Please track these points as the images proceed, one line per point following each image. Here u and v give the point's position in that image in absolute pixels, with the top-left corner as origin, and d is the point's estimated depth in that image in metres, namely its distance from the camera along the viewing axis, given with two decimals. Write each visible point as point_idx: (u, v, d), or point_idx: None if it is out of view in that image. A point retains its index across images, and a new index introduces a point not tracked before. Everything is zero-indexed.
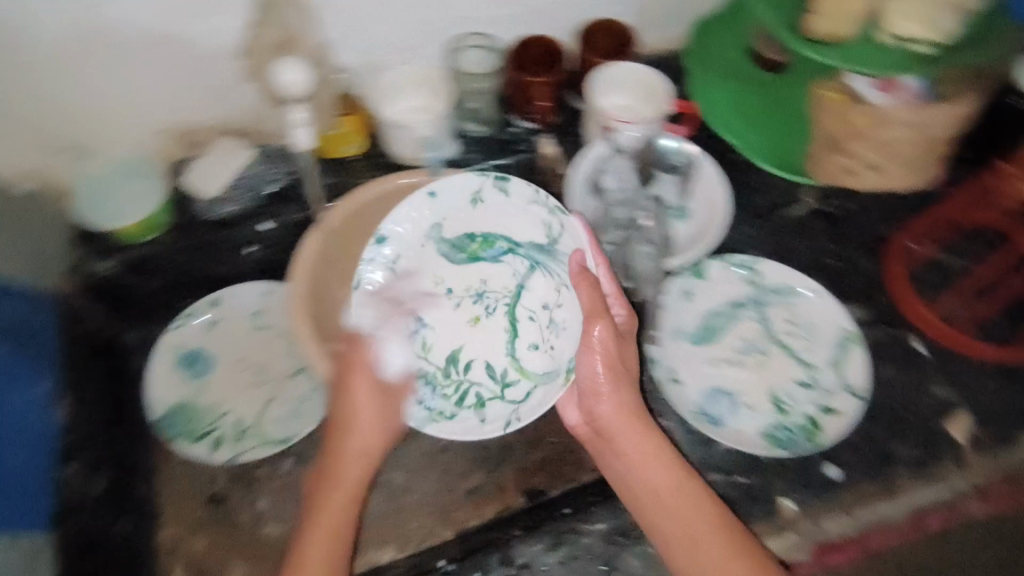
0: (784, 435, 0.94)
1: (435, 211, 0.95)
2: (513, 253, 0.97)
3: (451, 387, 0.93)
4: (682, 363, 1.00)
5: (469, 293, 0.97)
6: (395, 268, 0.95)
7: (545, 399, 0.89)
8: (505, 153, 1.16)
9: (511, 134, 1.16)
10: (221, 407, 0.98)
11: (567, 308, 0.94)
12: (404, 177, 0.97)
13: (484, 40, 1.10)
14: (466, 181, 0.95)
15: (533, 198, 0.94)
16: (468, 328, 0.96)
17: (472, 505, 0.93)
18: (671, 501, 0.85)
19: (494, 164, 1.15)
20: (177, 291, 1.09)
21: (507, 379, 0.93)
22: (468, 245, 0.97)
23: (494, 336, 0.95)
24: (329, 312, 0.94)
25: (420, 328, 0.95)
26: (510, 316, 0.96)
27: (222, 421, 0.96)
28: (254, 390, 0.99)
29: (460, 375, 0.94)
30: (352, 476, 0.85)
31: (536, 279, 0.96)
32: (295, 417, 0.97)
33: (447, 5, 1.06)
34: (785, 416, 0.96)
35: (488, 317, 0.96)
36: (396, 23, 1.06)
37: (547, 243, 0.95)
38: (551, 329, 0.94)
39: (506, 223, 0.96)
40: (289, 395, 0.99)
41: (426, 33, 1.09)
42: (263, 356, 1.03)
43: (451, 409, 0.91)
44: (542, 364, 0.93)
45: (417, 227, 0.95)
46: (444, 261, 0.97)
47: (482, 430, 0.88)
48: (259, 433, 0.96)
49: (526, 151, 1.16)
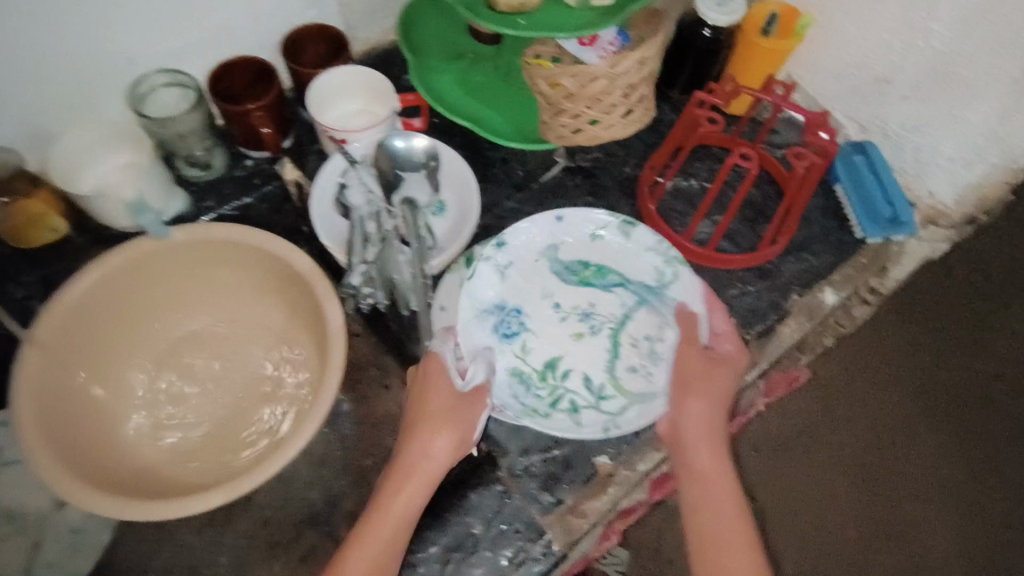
0: (559, 402, 0.79)
1: (552, 233, 0.86)
2: (623, 287, 0.85)
3: (545, 391, 0.80)
4: (546, 340, 0.83)
5: (574, 313, 0.85)
6: (506, 275, 0.85)
7: (646, 416, 0.77)
8: (244, 193, 0.97)
9: (245, 169, 0.98)
10: None
11: (668, 340, 0.82)
12: (209, 232, 0.86)
13: (177, 80, 0.89)
14: (598, 214, 0.86)
15: (651, 245, 0.85)
16: (571, 342, 0.83)
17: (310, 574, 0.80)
18: (705, 477, 0.74)
19: (234, 207, 0.96)
20: None
21: (602, 392, 0.80)
22: (581, 270, 0.86)
23: (594, 350, 0.83)
24: (106, 430, 0.82)
25: (521, 330, 0.83)
26: (612, 337, 0.83)
27: None
28: (13, 538, 0.81)
29: (556, 380, 0.81)
30: (382, 539, 0.68)
31: (642, 312, 0.84)
32: (76, 551, 0.80)
33: (102, 51, 0.82)
34: (595, 399, 0.79)
35: (592, 335, 0.83)
36: (37, 85, 0.81)
37: (655, 283, 0.84)
38: (650, 357, 0.82)
39: (623, 261, 0.86)
40: (62, 528, 0.81)
41: (85, 92, 0.85)
42: (18, 497, 0.83)
43: (545, 409, 0.79)
44: (638, 380, 0.81)
45: (534, 244, 0.86)
46: (558, 282, 0.86)
47: (579, 433, 0.76)
48: None
49: (272, 183, 0.98)
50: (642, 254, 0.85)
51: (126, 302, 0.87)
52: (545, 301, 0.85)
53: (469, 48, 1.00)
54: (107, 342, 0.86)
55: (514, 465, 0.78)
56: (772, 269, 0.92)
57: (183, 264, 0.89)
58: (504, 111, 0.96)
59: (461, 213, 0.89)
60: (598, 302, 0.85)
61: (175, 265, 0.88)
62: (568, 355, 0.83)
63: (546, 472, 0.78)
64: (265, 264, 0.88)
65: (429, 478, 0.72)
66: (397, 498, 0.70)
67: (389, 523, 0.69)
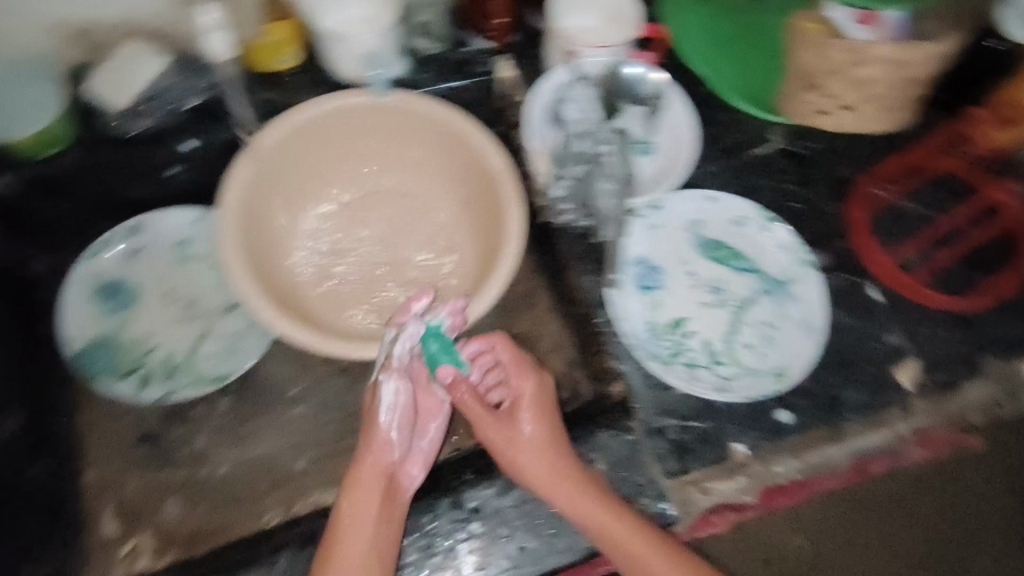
0: (683, 360, 0.79)
1: (700, 209, 0.86)
2: (753, 275, 0.83)
3: (666, 343, 0.80)
4: (676, 300, 0.82)
5: (707, 284, 0.83)
6: (654, 232, 0.85)
7: (754, 391, 0.77)
8: (458, 76, 0.97)
9: (460, 55, 0.97)
10: (151, 338, 0.88)
11: (787, 334, 0.80)
12: (425, 103, 0.88)
13: None
14: (742, 203, 0.86)
15: (788, 245, 0.84)
16: (697, 307, 0.82)
17: None
18: (592, 527, 0.69)
19: (445, 88, 0.97)
20: (92, 215, 0.91)
21: (717, 357, 0.79)
22: (717, 247, 0.84)
23: (717, 320, 0.81)
24: (278, 263, 0.89)
25: (656, 286, 0.83)
26: (735, 314, 0.81)
27: (151, 358, 0.87)
28: (184, 324, 0.90)
29: (678, 335, 0.80)
30: (367, 542, 0.69)
31: (766, 302, 0.82)
32: (231, 353, 0.88)
33: None
34: (717, 364, 0.79)
35: (718, 308, 0.82)
36: None
37: (781, 279, 0.83)
38: (768, 339, 0.80)
39: (759, 251, 0.84)
40: (226, 329, 0.90)
41: None
42: (194, 289, 0.92)
43: (664, 357, 0.79)
44: (752, 359, 0.79)
45: (680, 214, 0.85)
46: (694, 251, 0.84)
47: (691, 386, 0.77)
48: (191, 368, 0.87)
49: (484, 75, 0.98)
50: (775, 251, 0.84)
51: (327, 153, 0.92)
52: (680, 264, 0.84)
53: None
54: (296, 176, 0.91)
55: (649, 422, 0.77)
56: (973, 321, 0.84)
57: (384, 133, 0.92)
58: (741, 68, 0.90)
59: (669, 163, 0.87)
60: (730, 281, 0.83)
61: (361, 125, 0.90)
62: (692, 318, 0.81)
63: (679, 441, 0.76)
64: (459, 152, 0.90)
65: (382, 482, 0.72)
66: (374, 512, 0.70)
67: (369, 523, 0.70)
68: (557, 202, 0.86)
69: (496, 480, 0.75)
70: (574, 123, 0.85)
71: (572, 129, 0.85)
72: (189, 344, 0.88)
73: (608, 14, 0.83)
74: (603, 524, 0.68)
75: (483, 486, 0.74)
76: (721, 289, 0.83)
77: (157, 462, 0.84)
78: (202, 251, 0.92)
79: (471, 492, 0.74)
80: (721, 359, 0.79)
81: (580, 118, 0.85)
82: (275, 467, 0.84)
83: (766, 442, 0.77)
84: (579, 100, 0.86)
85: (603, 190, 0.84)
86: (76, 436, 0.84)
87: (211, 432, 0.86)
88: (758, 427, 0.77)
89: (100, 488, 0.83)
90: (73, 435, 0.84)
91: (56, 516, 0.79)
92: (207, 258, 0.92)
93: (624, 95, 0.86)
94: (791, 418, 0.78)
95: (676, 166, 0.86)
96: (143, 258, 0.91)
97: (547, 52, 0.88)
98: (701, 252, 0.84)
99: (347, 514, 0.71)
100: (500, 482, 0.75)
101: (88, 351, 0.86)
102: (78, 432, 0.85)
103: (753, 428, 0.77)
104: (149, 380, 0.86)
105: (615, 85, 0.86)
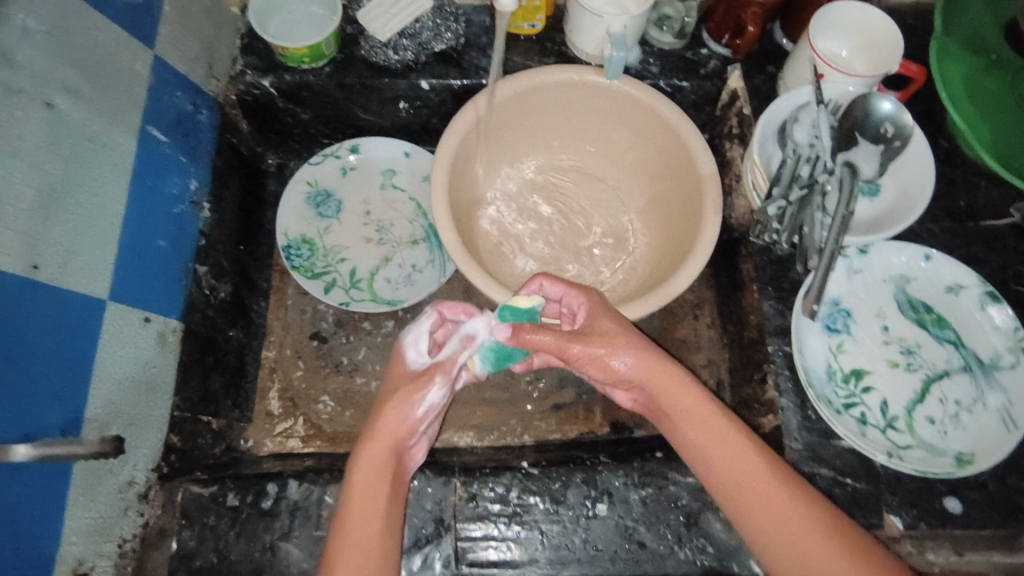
0: (855, 414, 0.74)
1: (912, 265, 0.80)
2: (953, 349, 0.77)
3: (840, 391, 0.76)
4: (861, 351, 0.77)
5: (899, 343, 0.78)
6: (854, 276, 0.80)
7: (927, 467, 0.71)
8: (684, 76, 0.98)
9: (697, 56, 0.98)
10: (343, 250, 0.97)
11: (979, 419, 0.73)
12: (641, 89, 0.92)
13: None
14: (963, 269, 0.78)
15: (1006, 326, 0.76)
16: (883, 365, 0.77)
17: (557, 420, 0.91)
18: (732, 471, 0.64)
19: (667, 85, 0.98)
20: (323, 125, 1.01)
21: (892, 422, 0.74)
22: (920, 310, 0.79)
23: (902, 384, 0.76)
24: (470, 212, 0.96)
25: (843, 331, 0.78)
26: (923, 383, 0.76)
27: (340, 267, 0.96)
28: (374, 245, 0.98)
29: (854, 388, 0.76)
30: (369, 527, 0.62)
31: (962, 380, 0.75)
32: (407, 282, 0.96)
33: None
34: (891, 429, 0.74)
35: (905, 372, 0.76)
36: None
37: (987, 361, 0.75)
38: (954, 419, 0.73)
39: (968, 326, 0.77)
40: (407, 260, 0.97)
41: None
42: (390, 216, 1.00)
43: (835, 404, 0.75)
44: (932, 435, 0.73)
45: (887, 266, 0.80)
46: (892, 307, 0.79)
47: (860, 442, 0.72)
48: (370, 285, 0.95)
49: (709, 79, 0.97)
50: (988, 330, 0.76)
51: (545, 123, 0.99)
52: (873, 316, 0.79)
53: (995, 47, 0.86)
54: (505, 135, 0.98)
55: (799, 464, 0.74)
56: None
57: (601, 114, 0.98)
58: (999, 131, 0.84)
59: (890, 209, 0.81)
60: (926, 347, 0.77)
61: (580, 101, 0.96)
62: (874, 373, 0.77)
63: (828, 494, 0.72)
64: (668, 147, 0.95)
65: (392, 462, 0.65)
66: (381, 494, 0.64)
67: (370, 505, 0.63)
68: (768, 221, 0.83)
69: (629, 471, 0.74)
70: (803, 146, 0.81)
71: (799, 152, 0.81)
72: (373, 264, 0.97)
73: (862, 46, 0.87)
74: (741, 466, 0.64)
75: (618, 473, 0.73)
76: (912, 353, 0.77)
77: (324, 359, 0.94)
78: (405, 185, 1.02)
79: (605, 477, 0.73)
80: (896, 424, 0.74)
81: (811, 143, 0.81)
82: None
83: (924, 524, 0.71)
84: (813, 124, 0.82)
85: (817, 220, 0.77)
86: (264, 316, 0.95)
87: (373, 349, 0.94)
88: (916, 504, 0.72)
89: (274, 368, 0.93)
90: (262, 315, 0.94)
91: (235, 380, 0.88)
92: (408, 193, 1.01)
93: (862, 130, 0.80)
94: (959, 507, 0.72)
95: (898, 213, 0.80)
96: (354, 179, 1.01)
97: (787, 77, 0.91)
98: (900, 310, 0.79)
99: (356, 493, 0.63)
100: (633, 474, 0.73)
101: (292, 244, 0.96)
102: (266, 314, 0.95)
103: (910, 505, 0.72)
104: (334, 286, 0.94)
105: (857, 114, 0.80)
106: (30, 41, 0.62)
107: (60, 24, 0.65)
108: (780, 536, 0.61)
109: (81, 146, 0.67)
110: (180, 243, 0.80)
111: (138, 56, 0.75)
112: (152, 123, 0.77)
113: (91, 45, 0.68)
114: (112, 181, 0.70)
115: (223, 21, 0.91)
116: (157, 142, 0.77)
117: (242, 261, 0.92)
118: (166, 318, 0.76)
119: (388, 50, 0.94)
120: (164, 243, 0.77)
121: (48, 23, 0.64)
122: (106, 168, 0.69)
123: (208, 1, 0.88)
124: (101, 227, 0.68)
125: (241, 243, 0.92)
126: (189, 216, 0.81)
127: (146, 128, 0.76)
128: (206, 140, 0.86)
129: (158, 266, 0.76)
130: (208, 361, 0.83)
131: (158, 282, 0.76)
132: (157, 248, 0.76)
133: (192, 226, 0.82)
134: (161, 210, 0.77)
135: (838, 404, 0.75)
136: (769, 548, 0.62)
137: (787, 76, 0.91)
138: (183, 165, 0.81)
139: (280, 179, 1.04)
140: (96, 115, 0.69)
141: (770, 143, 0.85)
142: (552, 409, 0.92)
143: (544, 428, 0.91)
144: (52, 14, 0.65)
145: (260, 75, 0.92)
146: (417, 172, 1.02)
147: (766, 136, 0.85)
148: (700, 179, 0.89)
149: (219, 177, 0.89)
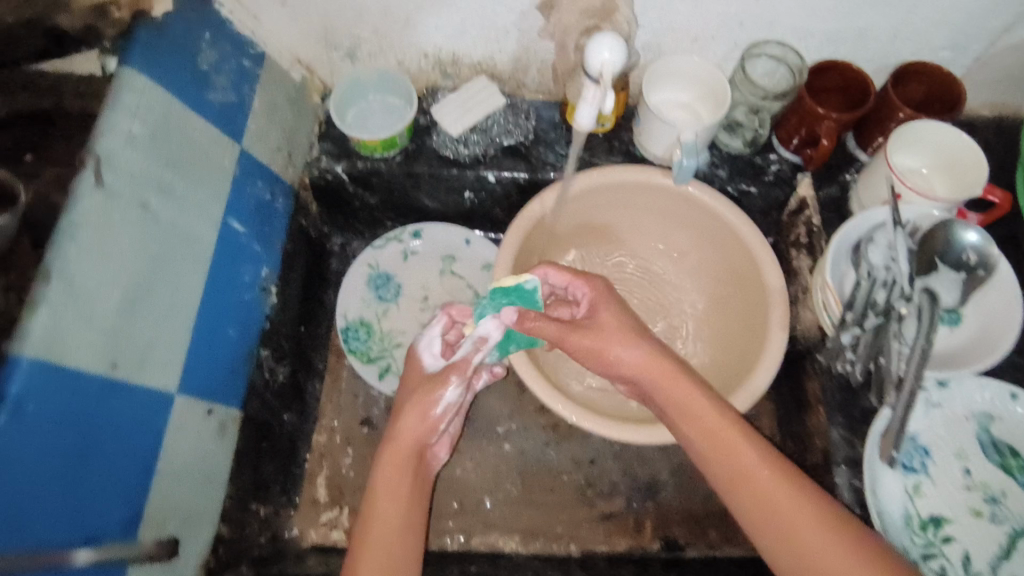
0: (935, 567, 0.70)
1: (999, 405, 0.75)
2: None
3: (918, 539, 0.71)
4: (941, 496, 0.73)
5: (981, 489, 0.73)
6: (934, 411, 0.75)
7: None
8: (752, 181, 0.96)
9: (766, 162, 0.96)
10: (399, 334, 0.98)
11: None
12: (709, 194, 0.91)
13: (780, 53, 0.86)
14: None
15: None
16: (964, 513, 0.72)
17: (604, 532, 0.89)
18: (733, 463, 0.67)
19: (735, 189, 0.96)
20: (388, 209, 1.03)
21: None
22: (1007, 455, 0.74)
23: (985, 536, 0.71)
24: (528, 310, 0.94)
25: (921, 472, 0.74)
26: (1010, 537, 0.71)
27: (396, 354, 0.97)
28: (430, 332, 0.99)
29: (933, 536, 0.71)
30: (391, 509, 0.70)
31: None
32: None
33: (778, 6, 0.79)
34: None
35: (990, 522, 0.72)
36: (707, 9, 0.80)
37: None
38: None
39: None
40: None
41: (728, 30, 0.84)
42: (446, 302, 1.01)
43: (913, 554, 0.70)
44: None
45: (971, 402, 0.75)
46: (976, 448, 0.74)
47: None
48: None
49: (778, 186, 0.96)
50: None
51: (604, 217, 0.98)
52: (955, 458, 0.74)
53: None
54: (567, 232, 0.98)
55: None
56: None
57: (664, 215, 0.98)
58: None
59: (978, 343, 0.76)
60: (1013, 496, 0.72)
61: (647, 202, 0.96)
62: (955, 522, 0.72)
63: None
64: (733, 254, 0.93)
65: (412, 456, 0.73)
66: (404, 481, 0.72)
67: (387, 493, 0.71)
68: (841, 348, 0.81)
69: None
70: (879, 270, 0.78)
71: (876, 278, 0.78)
72: None
73: (948, 165, 0.84)
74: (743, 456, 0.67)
75: None
76: (998, 501, 0.72)
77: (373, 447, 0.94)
78: (462, 273, 1.02)
79: None
80: None
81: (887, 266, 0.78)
82: (469, 489, 0.92)
83: None
84: (888, 245, 0.79)
85: (897, 351, 0.74)
86: (318, 398, 0.95)
87: None
88: None
89: (323, 451, 0.93)
90: (316, 396, 0.95)
91: (285, 464, 0.88)
92: (466, 280, 1.02)
93: (942, 256, 0.77)
94: None
95: (986, 348, 0.74)
96: (415, 264, 1.02)
97: (863, 192, 0.88)
98: (984, 452, 0.74)
99: (383, 480, 0.71)
100: None
101: (350, 327, 0.97)
102: (320, 395, 0.96)
103: None
104: (388, 372, 0.95)
105: (938, 242, 0.77)
106: (133, 147, 0.65)
107: (161, 126, 0.69)
108: (783, 531, 0.63)
109: (167, 243, 0.69)
110: (246, 330, 0.80)
111: (226, 151, 0.78)
112: (232, 215, 0.79)
113: (185, 145, 0.72)
114: (190, 275, 0.72)
115: (304, 110, 0.94)
116: (234, 233, 0.79)
117: (301, 343, 0.93)
118: (228, 408, 0.77)
119: (455, 143, 0.95)
120: (230, 332, 0.78)
121: (151, 128, 0.68)
122: (186, 263, 0.71)
123: (294, 94, 0.91)
124: (177, 320, 0.70)
125: (302, 325, 0.93)
126: (257, 303, 0.82)
127: (227, 220, 0.78)
128: (279, 226, 0.88)
129: (225, 356, 0.77)
130: (262, 446, 0.83)
131: (222, 371, 0.76)
132: (226, 337, 0.77)
133: (259, 313, 0.83)
134: (234, 298, 0.78)
135: (916, 556, 0.70)
136: (768, 536, 0.64)
137: (861, 190, 0.88)
138: (255, 254, 0.82)
139: (342, 259, 1.05)
140: (181, 212, 0.71)
141: (843, 263, 0.82)
142: (600, 519, 0.90)
143: (591, 538, 0.89)
144: (155, 118, 0.68)
145: (334, 162, 0.94)
146: (478, 260, 1.02)
147: (839, 257, 0.82)
148: (768, 294, 0.87)
149: (288, 260, 0.90)
